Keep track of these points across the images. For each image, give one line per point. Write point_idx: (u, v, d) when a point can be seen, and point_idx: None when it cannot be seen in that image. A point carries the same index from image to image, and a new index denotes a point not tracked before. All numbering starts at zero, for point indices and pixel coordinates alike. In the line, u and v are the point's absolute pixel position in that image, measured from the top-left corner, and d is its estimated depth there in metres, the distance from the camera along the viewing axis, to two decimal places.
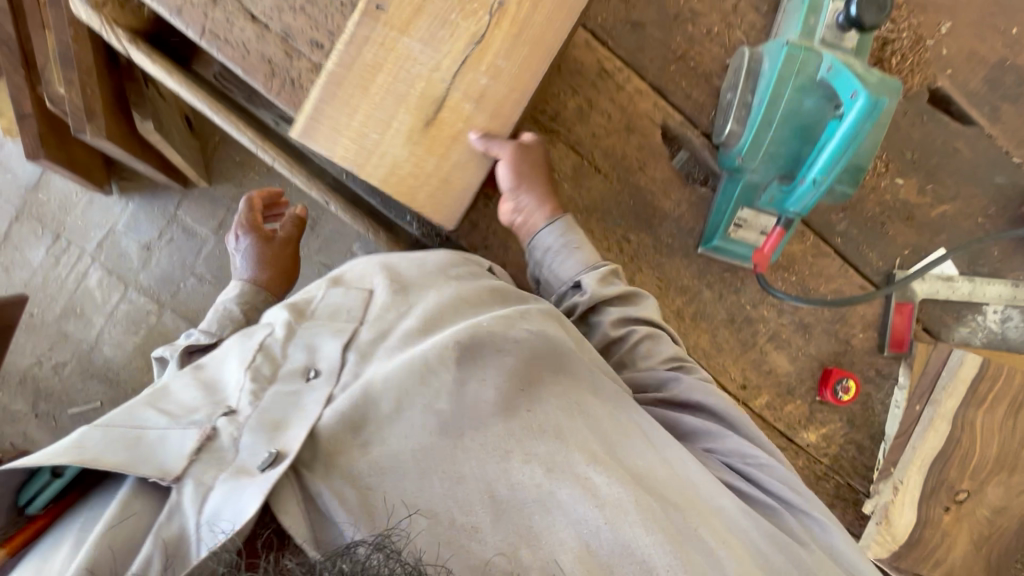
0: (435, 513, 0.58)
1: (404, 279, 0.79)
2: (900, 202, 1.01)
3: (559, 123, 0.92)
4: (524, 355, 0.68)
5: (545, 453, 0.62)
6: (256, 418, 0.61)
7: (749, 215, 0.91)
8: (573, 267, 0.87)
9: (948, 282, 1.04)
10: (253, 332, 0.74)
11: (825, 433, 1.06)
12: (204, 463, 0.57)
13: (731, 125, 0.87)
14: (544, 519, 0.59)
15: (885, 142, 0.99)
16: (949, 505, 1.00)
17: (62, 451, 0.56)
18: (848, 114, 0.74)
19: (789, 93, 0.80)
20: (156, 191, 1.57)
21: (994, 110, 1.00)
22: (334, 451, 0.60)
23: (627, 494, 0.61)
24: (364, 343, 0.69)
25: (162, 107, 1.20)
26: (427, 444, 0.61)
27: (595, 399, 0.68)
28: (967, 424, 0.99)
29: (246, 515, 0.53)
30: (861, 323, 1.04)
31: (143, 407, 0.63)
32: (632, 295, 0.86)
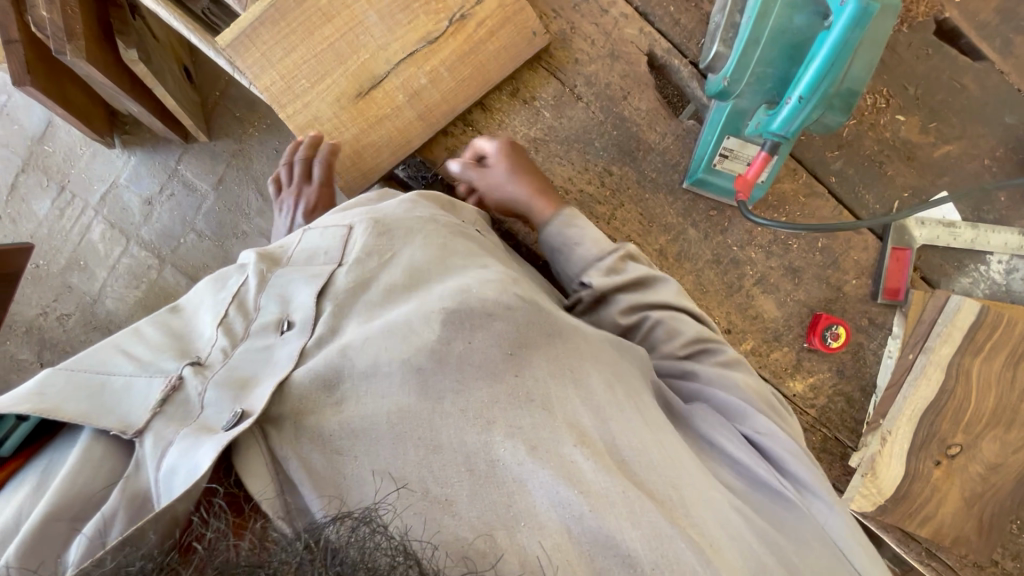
0: (408, 481, 0.53)
1: (386, 220, 0.71)
2: (900, 140, 0.96)
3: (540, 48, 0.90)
4: (518, 321, 0.62)
5: (529, 428, 0.56)
6: (222, 374, 0.56)
7: (736, 145, 0.87)
8: (580, 263, 0.80)
9: (949, 228, 0.98)
10: (227, 279, 0.68)
11: (813, 383, 1.01)
12: (167, 417, 0.52)
13: (717, 47, 0.83)
14: (527, 496, 0.54)
15: (886, 76, 0.95)
16: (940, 459, 0.96)
17: (20, 397, 0.50)
18: (839, 25, 0.70)
19: (778, 9, 0.76)
20: (158, 146, 1.57)
21: (1006, 43, 0.95)
22: (302, 412, 0.55)
23: (609, 479, 0.55)
24: (341, 293, 0.63)
25: (152, 42, 1.21)
26: (407, 406, 0.56)
27: (592, 371, 0.62)
28: (962, 374, 0.94)
29: (200, 470, 0.47)
30: (855, 269, 0.99)
31: (111, 354, 0.57)
32: (647, 279, 0.78)
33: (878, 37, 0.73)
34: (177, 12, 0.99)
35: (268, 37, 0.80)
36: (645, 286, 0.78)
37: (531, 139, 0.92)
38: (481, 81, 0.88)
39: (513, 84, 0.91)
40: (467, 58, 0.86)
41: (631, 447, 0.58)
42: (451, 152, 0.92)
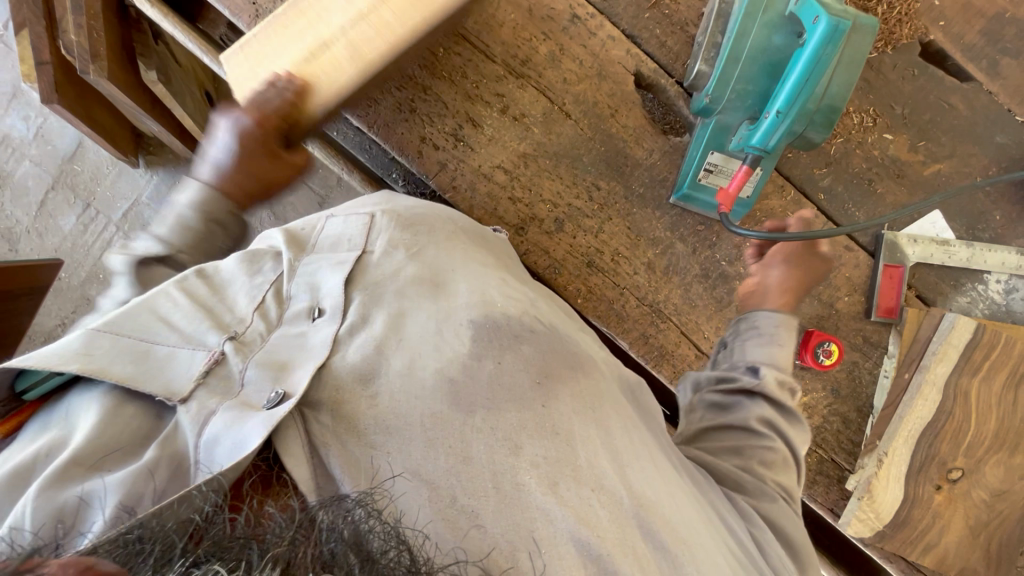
0: (436, 484, 0.50)
1: (409, 215, 0.71)
2: (890, 159, 0.96)
3: (529, 68, 0.94)
4: (544, 346, 0.60)
5: (554, 463, 0.52)
6: (261, 354, 0.54)
7: (721, 160, 0.89)
8: (761, 354, 0.77)
9: (943, 246, 0.97)
10: (262, 261, 0.64)
11: (808, 402, 0.99)
12: (209, 389, 0.50)
13: (699, 65, 0.84)
14: (546, 529, 0.49)
15: (874, 95, 0.95)
16: (941, 484, 0.94)
17: (66, 355, 0.49)
18: (813, 42, 0.72)
19: (756, 29, 0.78)
20: (178, 165, 1.65)
21: (993, 64, 0.95)
22: (339, 400, 0.52)
23: (620, 537, 0.51)
24: (372, 282, 0.62)
25: (174, 67, 1.29)
26: (441, 412, 0.53)
27: (614, 415, 0.58)
28: (960, 393, 0.93)
29: (247, 450, 0.45)
30: (847, 286, 0.98)
31: (150, 320, 0.55)
32: (791, 415, 0.73)
33: (856, 55, 0.75)
34: (192, 35, 1.05)
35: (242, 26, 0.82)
36: (787, 414, 0.73)
37: (521, 154, 0.95)
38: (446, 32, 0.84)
39: (503, 101, 0.94)
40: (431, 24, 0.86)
41: (649, 498, 0.54)
42: (443, 165, 0.95)
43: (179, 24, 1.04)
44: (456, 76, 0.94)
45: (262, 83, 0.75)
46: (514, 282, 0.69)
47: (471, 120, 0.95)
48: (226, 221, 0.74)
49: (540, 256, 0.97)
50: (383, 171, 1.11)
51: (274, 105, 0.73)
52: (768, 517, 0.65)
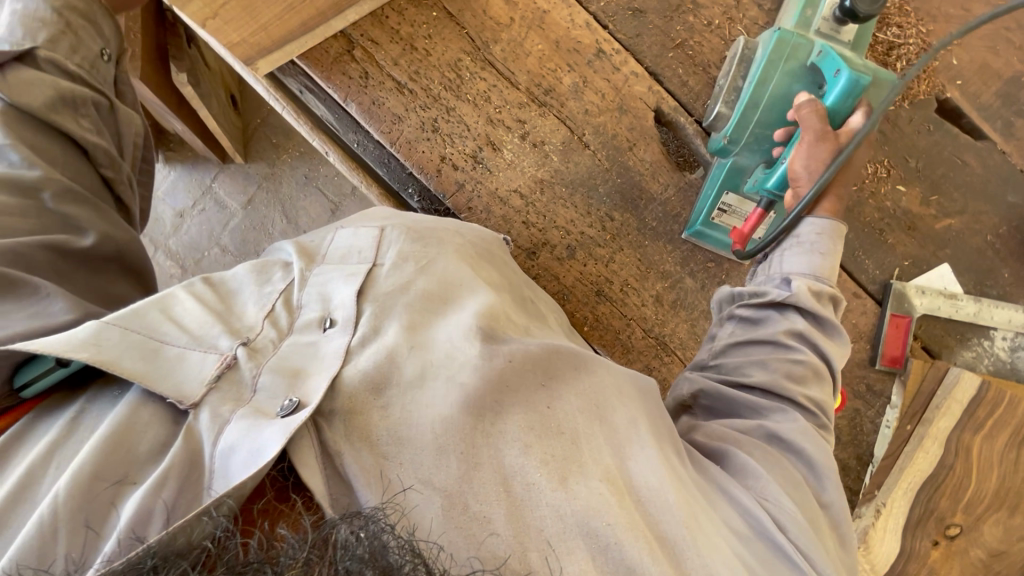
0: (454, 492, 0.50)
1: (419, 228, 0.70)
2: (901, 210, 0.97)
3: (552, 98, 0.96)
4: (548, 347, 0.60)
5: (561, 458, 0.53)
6: (274, 361, 0.54)
7: (735, 202, 0.91)
8: (799, 264, 0.78)
9: (951, 300, 0.97)
10: (271, 272, 0.64)
11: None
12: (221, 394, 0.51)
13: (720, 107, 0.90)
14: (555, 525, 0.50)
15: (888, 147, 0.96)
16: (938, 539, 0.93)
17: (74, 346, 0.49)
18: (834, 95, 0.78)
19: (777, 78, 0.83)
20: (196, 163, 1.71)
21: (1008, 126, 0.97)
22: (353, 411, 0.52)
23: (624, 512, 0.51)
24: (382, 293, 0.60)
25: (202, 69, 1.33)
26: (451, 418, 0.53)
27: (619, 407, 0.59)
28: (962, 449, 0.93)
29: (266, 458, 0.45)
30: (853, 333, 0.98)
31: (161, 319, 0.54)
32: (827, 322, 0.73)
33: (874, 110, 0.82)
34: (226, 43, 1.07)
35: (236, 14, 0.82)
36: (822, 326, 0.74)
37: (538, 179, 0.97)
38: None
39: (524, 127, 0.96)
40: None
41: (651, 487, 0.54)
42: (461, 186, 0.97)
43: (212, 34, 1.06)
44: (479, 100, 0.96)
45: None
46: (513, 304, 0.69)
47: (491, 143, 0.96)
48: (84, 13, 0.75)
49: (550, 281, 0.98)
50: (399, 185, 1.09)
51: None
52: (780, 438, 0.65)
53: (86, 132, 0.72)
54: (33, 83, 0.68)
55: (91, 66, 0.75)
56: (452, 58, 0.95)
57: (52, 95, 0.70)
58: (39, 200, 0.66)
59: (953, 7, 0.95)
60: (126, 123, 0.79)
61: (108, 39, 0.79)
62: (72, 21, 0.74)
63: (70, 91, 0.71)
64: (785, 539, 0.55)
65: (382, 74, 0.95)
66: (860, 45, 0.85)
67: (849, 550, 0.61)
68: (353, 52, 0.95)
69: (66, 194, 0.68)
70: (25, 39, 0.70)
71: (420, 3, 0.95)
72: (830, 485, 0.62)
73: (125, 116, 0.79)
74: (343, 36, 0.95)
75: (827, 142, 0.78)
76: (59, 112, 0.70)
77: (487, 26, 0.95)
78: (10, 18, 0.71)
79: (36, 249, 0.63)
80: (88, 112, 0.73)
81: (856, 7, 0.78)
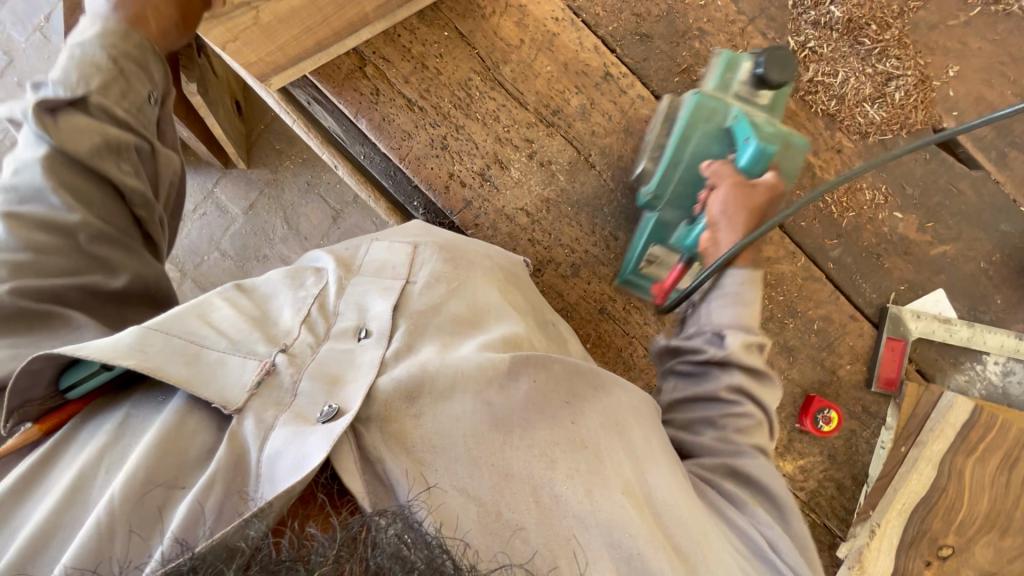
0: (483, 500, 0.51)
1: (451, 248, 0.73)
2: (898, 236, 1.00)
3: (559, 119, 0.98)
4: (571, 366, 0.60)
5: (586, 471, 0.54)
6: (315, 365, 0.55)
7: (660, 253, 0.90)
8: (729, 315, 0.73)
9: (945, 324, 0.99)
10: (304, 278, 0.66)
11: (803, 465, 1.01)
12: (262, 399, 0.51)
13: (646, 163, 0.89)
14: (582, 536, 0.51)
15: (886, 174, 0.99)
16: (931, 559, 0.94)
17: (121, 352, 0.50)
18: (745, 159, 0.79)
19: (697, 138, 0.81)
20: (199, 168, 1.72)
21: (1001, 156, 0.99)
22: (388, 417, 0.53)
23: (644, 526, 0.52)
24: (416, 312, 0.62)
25: (210, 77, 1.34)
26: (480, 432, 0.54)
27: (636, 425, 0.60)
28: (955, 473, 0.94)
29: (308, 468, 0.46)
30: (850, 354, 1.00)
31: (200, 325, 0.56)
32: (762, 373, 0.70)
33: (789, 169, 0.82)
34: None
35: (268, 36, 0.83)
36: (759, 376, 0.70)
37: (544, 199, 0.98)
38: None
39: (532, 147, 0.98)
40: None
41: (668, 501, 0.55)
42: (468, 203, 0.98)
43: None
44: (489, 119, 0.97)
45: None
46: (534, 329, 0.71)
47: (498, 162, 0.98)
48: (139, 59, 0.71)
49: (553, 298, 0.99)
50: (404, 198, 1.11)
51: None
52: (742, 482, 0.64)
53: (125, 175, 0.70)
54: (80, 131, 0.66)
55: (139, 112, 0.72)
56: (462, 78, 0.97)
57: (97, 142, 0.67)
58: (74, 240, 0.66)
59: (950, 41, 0.97)
60: (165, 165, 0.76)
61: (158, 83, 0.75)
62: (125, 67, 0.70)
63: (113, 137, 0.68)
64: (778, 558, 0.58)
65: (393, 91, 0.97)
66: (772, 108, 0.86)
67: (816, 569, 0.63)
68: (364, 69, 0.97)
69: (101, 236, 0.68)
70: (80, 84, 0.67)
71: (432, 23, 0.97)
72: (794, 518, 0.63)
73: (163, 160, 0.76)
74: (355, 53, 0.97)
75: (740, 193, 0.79)
76: (102, 158, 0.68)
77: (498, 47, 0.97)
78: (67, 62, 0.68)
79: (70, 290, 0.65)
80: (128, 157, 0.70)
81: (768, 74, 0.78)
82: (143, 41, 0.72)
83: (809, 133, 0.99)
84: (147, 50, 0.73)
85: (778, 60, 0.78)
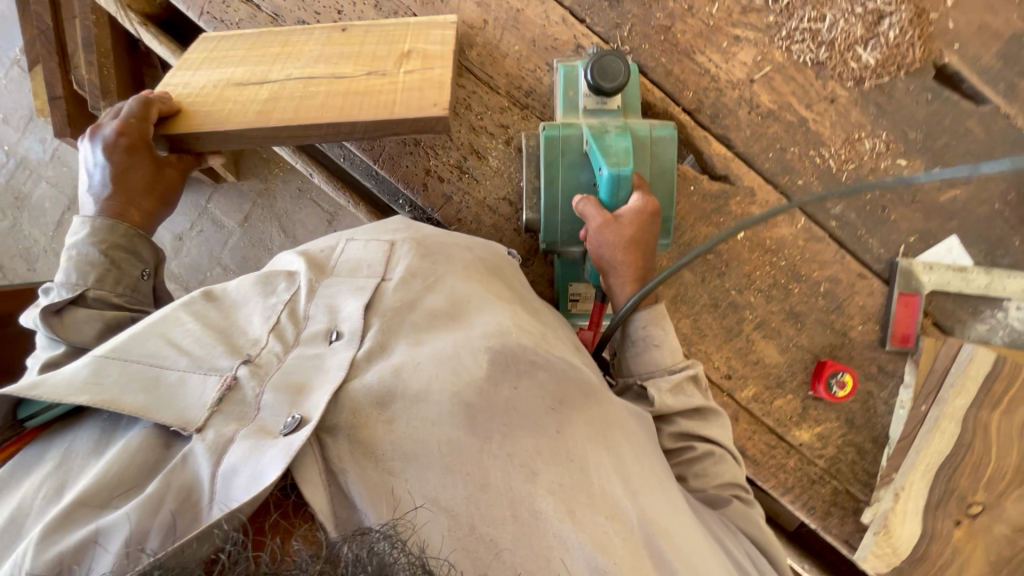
0: (455, 514, 0.48)
1: (429, 243, 0.69)
2: (903, 184, 0.94)
3: (534, 99, 0.93)
4: (559, 373, 0.58)
5: (570, 487, 0.51)
6: (278, 376, 0.52)
7: (583, 289, 0.91)
8: (650, 365, 0.76)
9: (961, 274, 0.94)
10: (275, 283, 0.62)
11: (820, 432, 0.97)
12: (224, 415, 0.49)
13: (528, 213, 0.87)
14: (564, 555, 0.48)
15: (886, 121, 0.93)
16: (959, 518, 0.92)
17: (75, 388, 0.48)
18: (604, 189, 0.74)
19: (560, 173, 0.81)
20: (190, 186, 1.71)
21: (1011, 87, 0.92)
22: (357, 425, 0.51)
23: (629, 557, 0.50)
24: (389, 309, 0.59)
25: None
26: (457, 438, 0.51)
27: (622, 436, 0.58)
28: (980, 427, 0.90)
29: (265, 482, 0.43)
30: (860, 314, 0.96)
31: (160, 344, 0.54)
32: (705, 410, 0.74)
33: (664, 163, 0.81)
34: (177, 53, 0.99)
35: (223, 55, 0.84)
36: (702, 413, 0.74)
37: None
38: (345, 130, 0.75)
39: (507, 132, 0.94)
40: (348, 79, 0.79)
41: (658, 527, 0.54)
42: (448, 198, 0.95)
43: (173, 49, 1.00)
44: (460, 108, 0.93)
45: (128, 106, 0.74)
46: (525, 316, 0.66)
47: (475, 152, 0.94)
48: (127, 246, 0.75)
49: (546, 286, 0.97)
50: (389, 196, 1.10)
51: (131, 124, 0.74)
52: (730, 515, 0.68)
53: None
54: (82, 321, 0.67)
55: (136, 292, 0.74)
56: None
57: (100, 328, 0.67)
58: None
59: None
60: None
61: (150, 260, 0.77)
62: (114, 255, 0.73)
63: (116, 318, 0.69)
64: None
65: None
66: (629, 105, 0.84)
67: None
68: None
69: None
70: (78, 283, 0.70)
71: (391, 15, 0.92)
72: (772, 548, 0.68)
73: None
74: None
75: (612, 225, 0.75)
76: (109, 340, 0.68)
77: (462, 32, 0.93)
78: (67, 265, 0.72)
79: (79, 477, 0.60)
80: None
81: (600, 85, 0.77)
82: (128, 227, 0.75)
83: (800, 86, 0.93)
84: (134, 235, 0.75)
85: (604, 70, 0.77)
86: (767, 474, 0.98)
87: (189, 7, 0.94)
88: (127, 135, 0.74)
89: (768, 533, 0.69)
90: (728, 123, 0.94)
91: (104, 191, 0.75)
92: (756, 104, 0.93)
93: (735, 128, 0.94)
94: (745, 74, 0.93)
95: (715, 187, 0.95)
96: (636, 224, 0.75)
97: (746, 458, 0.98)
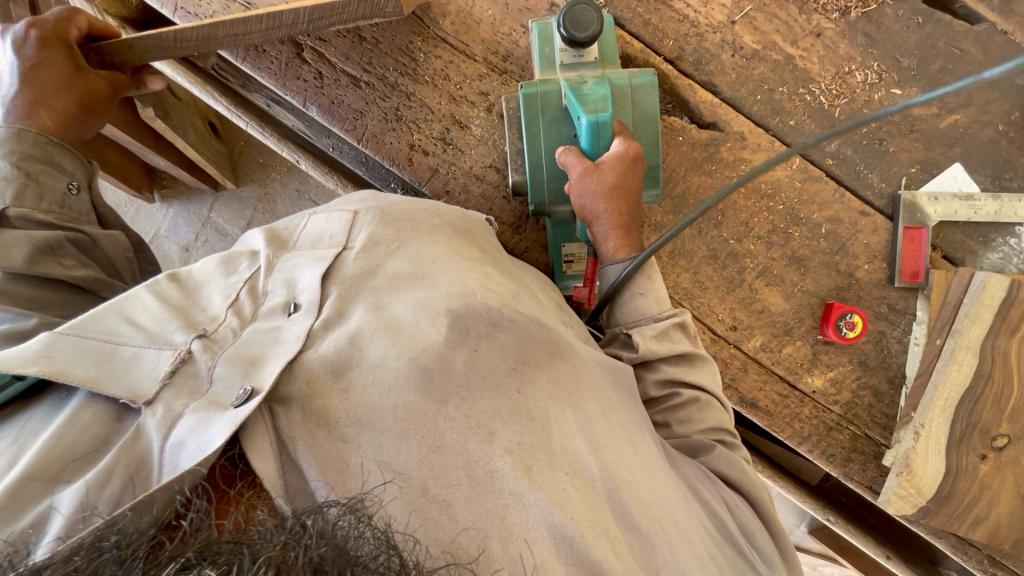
0: (407, 476, 0.48)
1: (394, 211, 0.67)
2: (900, 114, 0.91)
3: (511, 63, 0.92)
4: (523, 333, 0.56)
5: (527, 447, 0.51)
6: (231, 351, 0.53)
7: (576, 249, 0.89)
8: (636, 315, 0.76)
9: (967, 201, 0.90)
10: (238, 262, 0.62)
11: (834, 377, 0.95)
12: (175, 389, 0.49)
13: (514, 175, 0.86)
14: (519, 515, 0.48)
15: (878, 50, 0.90)
16: (985, 453, 0.89)
17: (25, 358, 0.48)
18: (585, 137, 0.74)
19: (541, 130, 0.80)
20: (191, 196, 1.73)
21: (1006, 1, 0.88)
22: (312, 394, 0.51)
23: (588, 511, 0.49)
24: (348, 278, 0.59)
25: (173, 103, 1.32)
26: (413, 402, 0.51)
27: (591, 395, 0.57)
28: (999, 357, 0.87)
29: (211, 448, 0.44)
30: (866, 253, 0.93)
31: (117, 320, 0.54)
32: (692, 356, 0.73)
33: (646, 111, 0.80)
34: (180, 68, 1.04)
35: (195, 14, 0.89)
36: (690, 359, 0.73)
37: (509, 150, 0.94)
38: (287, 21, 0.81)
39: (488, 99, 0.93)
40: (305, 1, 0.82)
41: (624, 480, 0.52)
42: (435, 171, 0.94)
43: (175, 66, 1.03)
44: (439, 79, 0.93)
45: (49, 14, 0.79)
46: (497, 276, 0.65)
47: (455, 120, 0.93)
48: (41, 157, 0.75)
49: (541, 252, 0.96)
50: (381, 182, 1.07)
51: (48, 21, 0.77)
52: (722, 467, 0.66)
53: (71, 269, 0.71)
54: (9, 244, 0.67)
55: (64, 208, 0.76)
56: (403, 41, 0.92)
57: (30, 249, 0.68)
58: None
59: None
60: (110, 244, 0.78)
61: (71, 172, 0.78)
62: (31, 170, 0.74)
63: (45, 239, 0.70)
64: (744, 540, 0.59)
65: (336, 71, 0.93)
66: (605, 55, 0.83)
67: (785, 541, 0.66)
68: (303, 54, 0.93)
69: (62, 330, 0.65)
70: None
71: None
72: (762, 501, 0.66)
73: (108, 244, 0.78)
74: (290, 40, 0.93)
75: (593, 173, 0.74)
76: (42, 261, 0.68)
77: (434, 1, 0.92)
78: None
79: None
80: (67, 252, 0.72)
81: (574, 37, 0.76)
82: (37, 135, 0.75)
83: (783, 23, 0.90)
84: (47, 146, 0.76)
85: (577, 20, 0.75)
86: (782, 425, 0.96)
87: (163, 4, 0.94)
88: (39, 29, 0.77)
89: (758, 481, 0.67)
90: (712, 69, 0.92)
91: (11, 87, 0.76)
92: (739, 46, 0.91)
93: (720, 73, 0.92)
94: (726, 16, 0.91)
95: (704, 135, 0.92)
96: (616, 173, 0.74)
97: (759, 411, 0.96)
